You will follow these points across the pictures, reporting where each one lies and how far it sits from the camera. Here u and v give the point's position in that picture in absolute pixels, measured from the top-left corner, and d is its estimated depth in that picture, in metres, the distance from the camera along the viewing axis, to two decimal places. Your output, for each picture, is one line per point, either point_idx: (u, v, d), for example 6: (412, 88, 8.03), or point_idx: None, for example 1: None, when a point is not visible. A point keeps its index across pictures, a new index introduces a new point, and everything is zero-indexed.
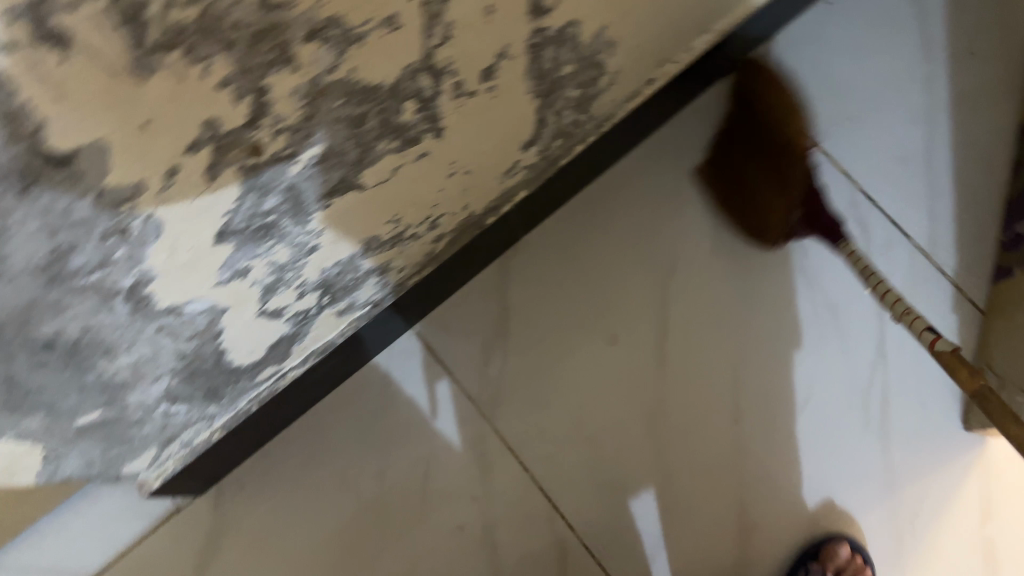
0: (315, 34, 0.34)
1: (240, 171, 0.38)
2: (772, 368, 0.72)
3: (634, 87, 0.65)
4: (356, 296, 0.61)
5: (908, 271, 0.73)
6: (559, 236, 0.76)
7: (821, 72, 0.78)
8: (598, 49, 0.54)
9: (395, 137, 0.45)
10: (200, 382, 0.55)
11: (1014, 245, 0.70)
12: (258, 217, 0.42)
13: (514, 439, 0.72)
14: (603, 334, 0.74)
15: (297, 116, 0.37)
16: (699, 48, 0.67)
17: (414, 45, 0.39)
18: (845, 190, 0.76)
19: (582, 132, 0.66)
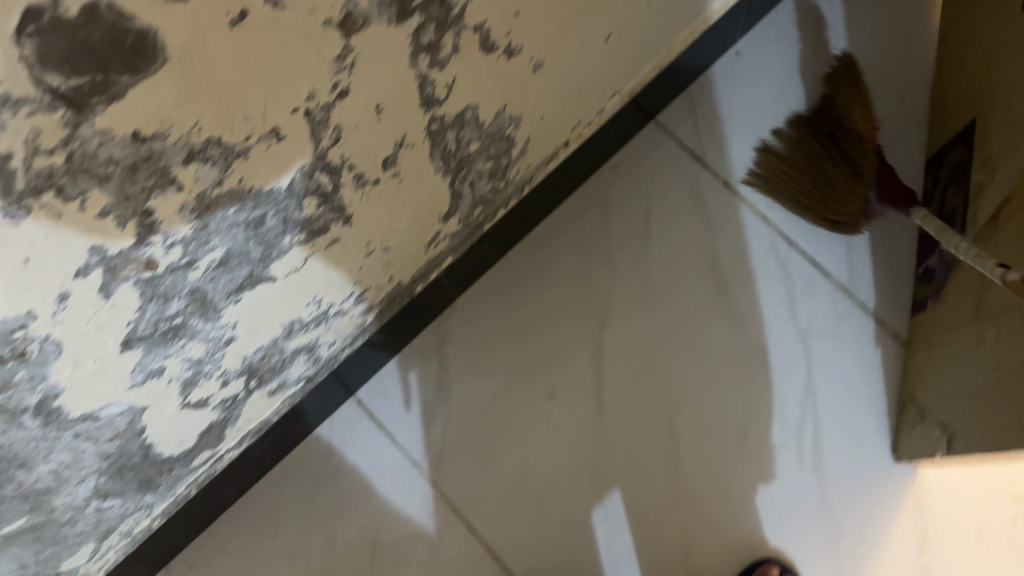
0: (193, 155, 0.35)
1: (137, 284, 0.39)
2: (708, 413, 0.73)
3: (549, 151, 0.67)
4: (286, 375, 0.61)
5: (832, 309, 0.75)
6: (493, 293, 0.76)
7: (736, 116, 0.79)
8: (502, 125, 0.57)
9: (299, 230, 0.46)
10: (129, 478, 0.56)
11: (928, 278, 0.72)
12: (164, 321, 0.43)
13: (459, 501, 0.72)
14: (540, 391, 0.74)
15: (189, 228, 0.39)
16: (610, 108, 0.69)
17: (305, 150, 0.41)
18: (764, 235, 0.77)
19: (503, 197, 0.68)
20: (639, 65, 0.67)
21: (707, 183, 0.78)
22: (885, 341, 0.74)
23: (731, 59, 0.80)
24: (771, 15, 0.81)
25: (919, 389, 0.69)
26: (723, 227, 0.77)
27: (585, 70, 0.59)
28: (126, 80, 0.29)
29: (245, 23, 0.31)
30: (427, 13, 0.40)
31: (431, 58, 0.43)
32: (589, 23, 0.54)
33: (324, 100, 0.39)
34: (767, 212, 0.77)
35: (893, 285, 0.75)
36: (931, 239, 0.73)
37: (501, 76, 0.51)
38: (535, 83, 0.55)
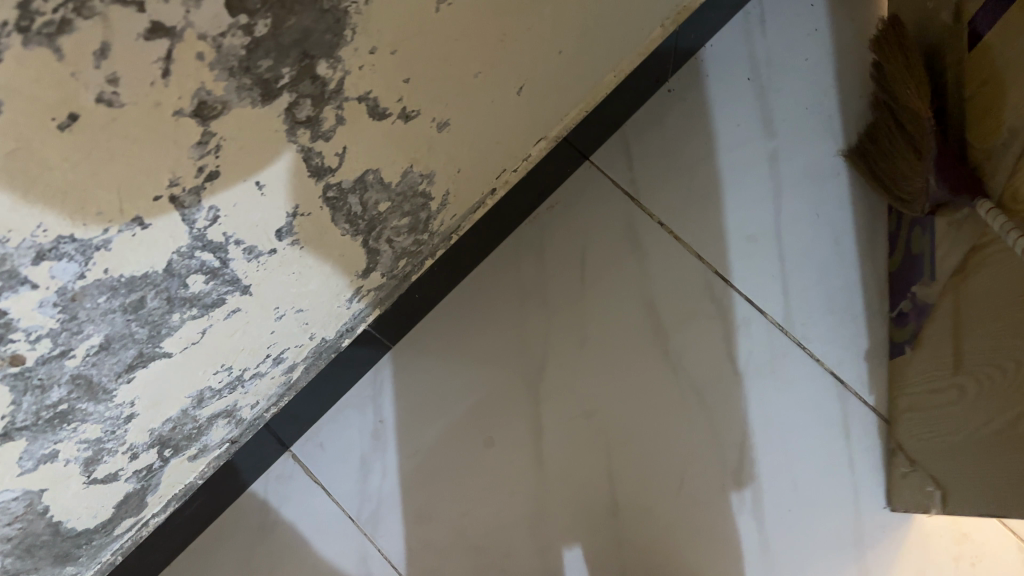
0: (44, 255, 0.34)
1: (4, 379, 0.37)
2: (647, 457, 0.72)
3: (473, 199, 0.66)
4: (206, 440, 0.60)
5: (769, 347, 0.74)
6: (430, 344, 0.76)
7: (669, 156, 0.80)
8: (412, 183, 0.56)
9: (190, 307, 0.45)
10: (40, 555, 0.53)
11: (902, 321, 0.70)
12: (47, 409, 0.42)
13: (397, 556, 0.72)
14: (478, 438, 0.74)
15: (56, 321, 0.37)
16: (537, 153, 0.68)
17: (178, 232, 0.40)
18: (698, 274, 0.77)
19: (428, 248, 0.67)
20: (564, 110, 0.66)
21: (642, 223, 0.78)
22: (825, 378, 0.73)
23: (665, 96, 0.81)
24: (704, 50, 0.81)
25: (905, 438, 0.68)
26: (657, 266, 0.77)
27: (500, 122, 0.59)
28: None
29: (79, 125, 0.30)
30: (298, 91, 0.39)
31: (313, 131, 0.42)
32: (495, 79, 0.53)
33: (192, 185, 0.38)
34: (703, 250, 0.77)
35: (830, 322, 0.74)
36: (903, 283, 0.71)
37: (401, 139, 0.50)
38: (443, 141, 0.54)
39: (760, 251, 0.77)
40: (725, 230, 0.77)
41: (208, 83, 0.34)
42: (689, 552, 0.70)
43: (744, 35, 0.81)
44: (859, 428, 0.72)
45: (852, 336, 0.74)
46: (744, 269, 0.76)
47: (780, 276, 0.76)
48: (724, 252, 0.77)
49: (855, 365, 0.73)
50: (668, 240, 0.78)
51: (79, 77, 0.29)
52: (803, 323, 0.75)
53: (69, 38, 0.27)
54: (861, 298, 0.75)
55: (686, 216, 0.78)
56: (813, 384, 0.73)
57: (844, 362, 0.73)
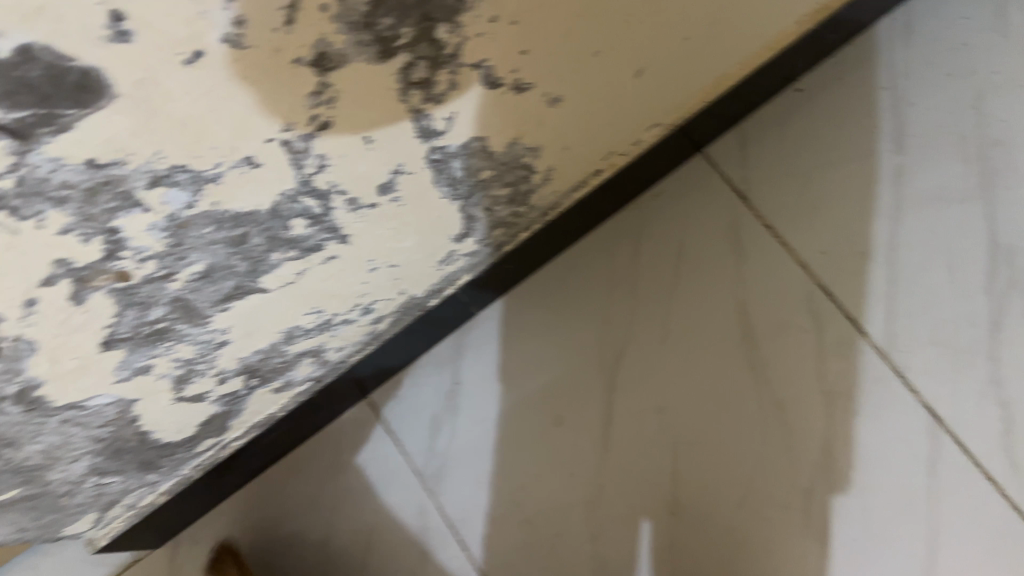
0: (159, 181, 0.36)
1: (112, 293, 0.40)
2: (717, 461, 0.71)
3: (579, 177, 0.66)
4: (291, 375, 0.62)
5: (863, 369, 0.71)
6: (513, 315, 0.77)
7: (786, 160, 0.77)
8: (518, 154, 0.56)
9: (289, 248, 0.47)
10: (127, 458, 0.57)
11: None
12: (147, 325, 0.44)
13: (455, 515, 0.73)
14: (549, 416, 0.74)
15: (164, 245, 0.39)
16: (649, 139, 0.67)
17: (286, 175, 0.41)
18: (801, 282, 0.74)
19: (526, 221, 0.67)
20: (684, 98, 0.64)
21: (748, 224, 0.76)
22: (919, 411, 0.70)
23: (794, 97, 0.79)
24: (841, 57, 0.80)
25: None
26: (756, 271, 0.75)
27: (615, 104, 0.58)
28: (74, 112, 0.30)
29: (202, 62, 0.32)
30: (415, 52, 0.39)
31: (425, 93, 0.43)
32: (617, 59, 0.52)
33: (304, 132, 0.39)
34: (809, 259, 0.74)
35: (934, 354, 0.70)
36: None
37: (511, 109, 0.50)
38: (553, 116, 0.54)
39: (868, 269, 0.73)
40: (835, 242, 0.74)
41: (329, 35, 0.35)
42: (748, 563, 0.69)
43: (886, 47, 0.80)
44: (947, 468, 0.68)
45: (954, 373, 0.70)
46: (849, 285, 0.73)
47: (887, 298, 0.73)
48: (828, 264, 0.74)
49: (953, 402, 0.69)
50: (774, 244, 0.75)
51: (206, 16, 0.30)
52: (903, 350, 0.71)
53: None
54: (969, 334, 0.71)
55: (795, 223, 0.76)
56: (906, 417, 0.70)
57: (943, 398, 0.70)
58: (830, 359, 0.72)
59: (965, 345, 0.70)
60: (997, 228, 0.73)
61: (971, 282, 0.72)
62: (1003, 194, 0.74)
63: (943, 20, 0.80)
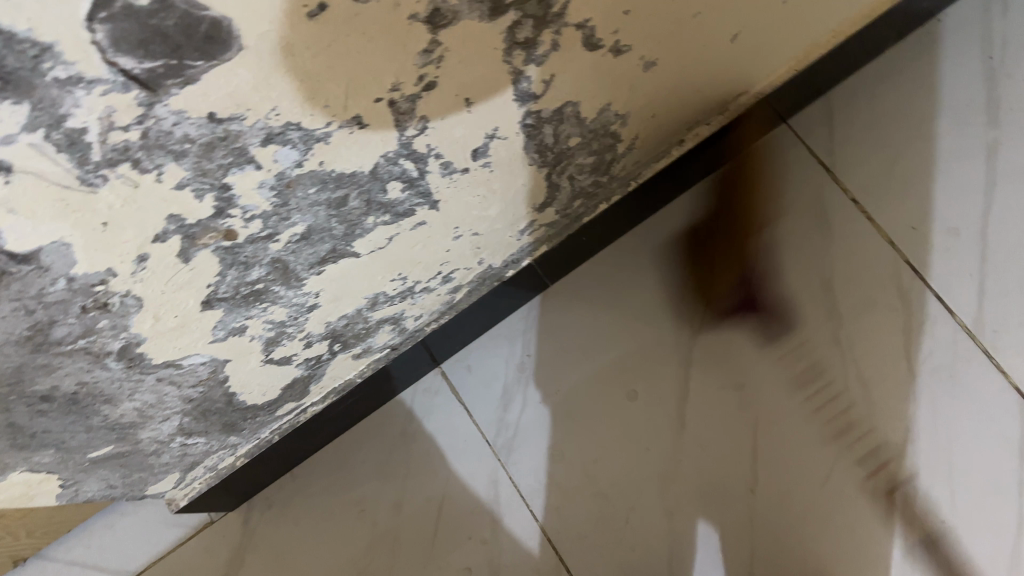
0: (272, 138, 0.36)
1: (217, 251, 0.40)
2: (796, 439, 0.70)
3: (662, 147, 0.65)
4: (371, 342, 0.63)
5: (950, 349, 0.69)
6: (586, 289, 0.76)
7: (871, 134, 0.75)
8: (607, 122, 0.55)
9: (384, 212, 0.47)
10: (212, 420, 0.58)
11: None
12: (245, 286, 0.45)
13: (526, 486, 0.73)
14: (621, 390, 0.73)
15: (270, 205, 0.40)
16: (735, 108, 0.66)
17: (389, 137, 0.41)
18: (885, 259, 0.72)
19: (606, 192, 0.66)
20: (772, 67, 0.63)
21: (831, 199, 0.74)
22: (1007, 393, 0.68)
23: (881, 68, 0.77)
24: (931, 27, 0.77)
25: None
26: (839, 247, 0.73)
27: (707, 70, 0.56)
28: (201, 65, 0.30)
29: (325, 16, 0.31)
30: (523, 11, 0.39)
31: (528, 55, 0.42)
32: (715, 23, 0.51)
33: (410, 93, 0.39)
34: (893, 236, 0.72)
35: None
36: None
37: (607, 73, 0.49)
38: (646, 82, 0.53)
39: (956, 248, 0.71)
40: (922, 219, 0.72)
41: None
42: (827, 542, 0.67)
43: (979, 16, 0.77)
44: None
45: None
46: (936, 263, 0.71)
47: (976, 277, 0.70)
48: (915, 241, 0.72)
49: None
50: (858, 220, 0.73)
51: None
52: (993, 330, 0.69)
53: None
54: None
55: (881, 199, 0.73)
56: (992, 400, 0.68)
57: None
58: (915, 340, 0.70)
59: None
60: None
61: None
62: None
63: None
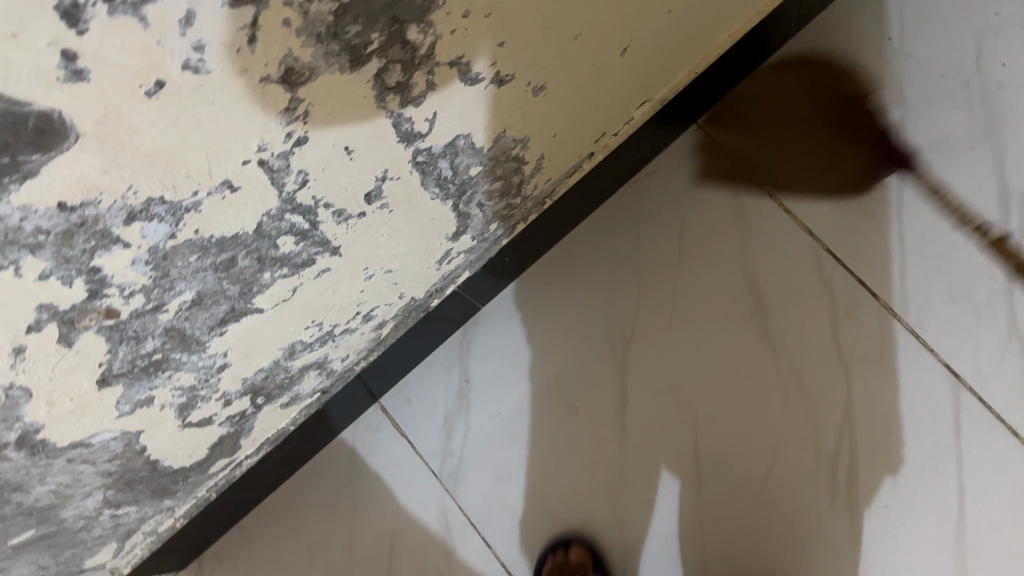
0: (135, 215, 0.35)
1: (101, 331, 0.39)
2: (735, 435, 0.70)
3: (572, 162, 0.64)
4: (298, 389, 0.62)
5: (876, 331, 0.69)
6: (518, 308, 0.76)
7: (780, 129, 0.76)
8: (506, 148, 0.55)
9: (281, 266, 0.46)
10: (139, 488, 0.56)
11: None
12: (142, 358, 0.44)
13: (475, 513, 0.72)
14: (563, 405, 0.73)
15: (149, 278, 0.39)
16: (640, 116, 0.66)
17: (266, 195, 0.40)
18: (807, 249, 0.72)
19: (522, 212, 0.66)
20: (670, 72, 0.63)
21: (748, 192, 0.74)
22: (937, 369, 0.67)
23: (785, 61, 0.77)
24: (827, 15, 0.77)
25: None
26: (761, 238, 0.73)
27: (600, 85, 0.56)
28: (37, 158, 0.29)
29: (166, 92, 0.31)
30: (388, 56, 0.38)
31: (403, 98, 0.42)
32: (598, 41, 0.51)
33: (280, 150, 0.38)
34: (813, 225, 0.72)
35: (948, 309, 0.67)
36: None
37: (490, 102, 0.48)
38: (538, 105, 0.52)
39: (873, 231, 0.71)
40: (839, 206, 0.72)
41: (296, 50, 0.34)
42: (776, 535, 0.68)
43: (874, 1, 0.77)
44: (969, 423, 0.66)
45: (971, 330, 0.67)
46: (856, 247, 0.71)
47: (895, 257, 0.70)
48: (832, 228, 0.72)
49: (973, 357, 0.66)
50: (777, 214, 0.73)
51: (164, 45, 0.29)
52: (918, 305, 0.68)
53: (155, 6, 0.27)
54: (982, 288, 0.67)
55: (795, 189, 0.74)
56: (922, 376, 0.67)
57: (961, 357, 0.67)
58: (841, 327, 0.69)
59: (980, 299, 0.67)
60: (1007, 174, 0.69)
61: (981, 233, 0.69)
62: (1011, 139, 0.70)
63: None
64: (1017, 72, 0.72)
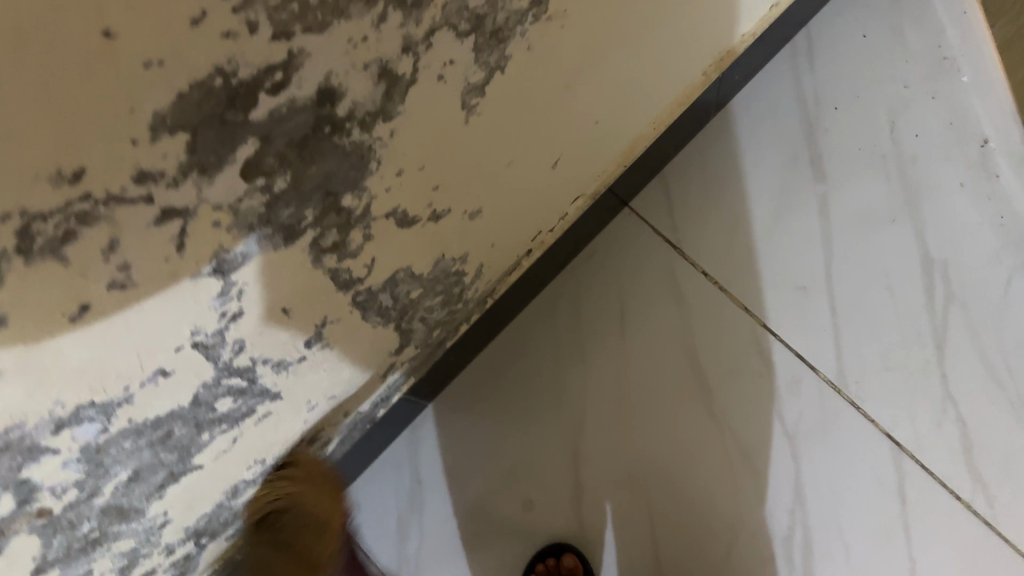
0: (64, 424, 0.33)
1: (33, 531, 0.37)
2: (691, 519, 0.68)
3: (511, 261, 0.63)
4: (243, 520, 0.59)
5: (819, 406, 0.68)
6: (462, 403, 0.72)
7: (710, 202, 0.73)
8: (445, 267, 0.54)
9: (219, 424, 0.44)
10: None
11: None
12: (78, 540, 0.41)
13: None
14: (517, 499, 0.70)
15: (81, 472, 0.36)
16: (574, 212, 0.66)
17: (203, 370, 0.38)
18: (744, 326, 0.70)
19: (463, 315, 0.64)
20: (599, 168, 0.63)
21: (683, 272, 0.72)
22: (879, 440, 0.66)
23: (711, 131, 0.74)
24: (749, 83, 0.75)
25: None
26: (699, 317, 0.71)
27: (533, 195, 0.56)
28: None
29: (91, 313, 0.29)
30: (323, 224, 0.37)
31: (340, 255, 0.40)
32: (529, 161, 0.51)
33: (215, 329, 0.36)
34: (749, 301, 0.70)
35: (885, 380, 0.67)
36: None
37: (426, 236, 0.47)
38: (475, 227, 0.52)
39: (808, 305, 0.69)
40: (772, 279, 0.70)
41: (228, 243, 0.32)
42: None
43: (791, 65, 0.74)
44: (915, 494, 0.65)
45: (910, 402, 0.67)
46: (794, 322, 0.69)
47: (831, 331, 0.69)
48: (768, 304, 0.70)
49: (911, 424, 0.66)
50: (713, 292, 0.71)
51: (89, 274, 0.27)
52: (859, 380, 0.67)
53: (75, 245, 0.26)
54: (920, 359, 0.67)
55: (728, 264, 0.71)
56: (866, 449, 0.66)
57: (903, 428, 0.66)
58: (783, 404, 0.68)
59: (919, 371, 0.67)
60: (928, 244, 0.69)
61: (913, 304, 0.68)
62: (929, 210, 0.70)
63: (847, 27, 0.74)
64: (929, 145, 0.71)
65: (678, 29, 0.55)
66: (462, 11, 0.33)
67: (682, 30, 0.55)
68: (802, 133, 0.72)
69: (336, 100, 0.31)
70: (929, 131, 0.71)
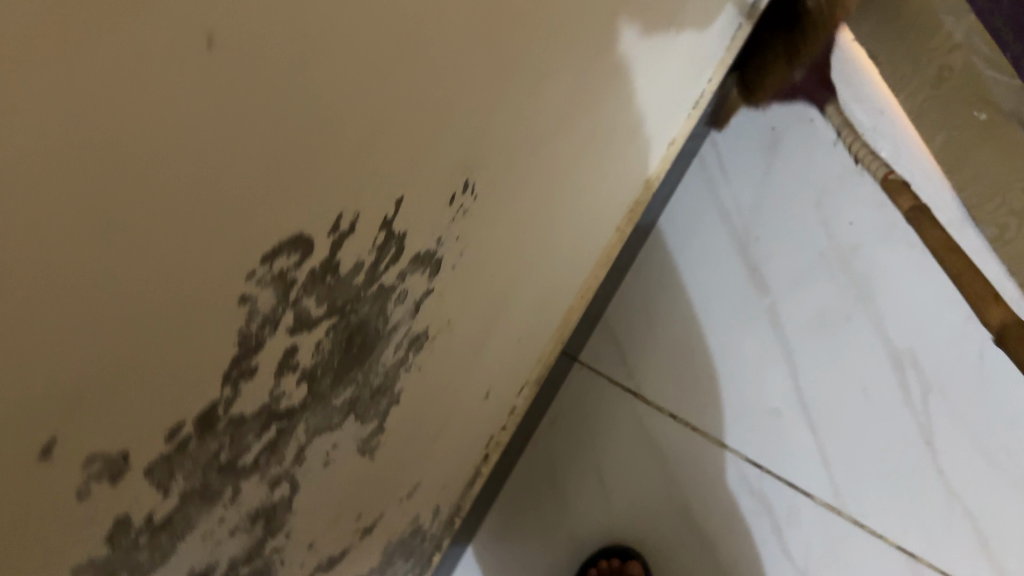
0: None
1: None
2: None
3: (469, 474, 0.59)
4: None
5: (824, 534, 0.64)
6: None
7: (661, 340, 0.70)
8: (398, 540, 0.48)
9: None
10: None
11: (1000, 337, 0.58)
12: None
13: None
14: None
15: None
16: (523, 401, 0.62)
17: None
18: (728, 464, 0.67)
19: (434, 544, 0.58)
20: (535, 356, 0.60)
21: (650, 419, 0.69)
22: (892, 553, 0.63)
23: (642, 266, 0.72)
24: (668, 205, 0.72)
25: None
26: (677, 467, 0.67)
27: (473, 428, 0.52)
28: None
29: None
30: None
31: None
32: (456, 416, 0.47)
33: None
34: (727, 437, 0.67)
35: (882, 491, 0.64)
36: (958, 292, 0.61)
37: (371, 543, 0.43)
38: (417, 496, 0.48)
39: (786, 432, 0.66)
40: (743, 411, 0.67)
41: None
42: None
43: (707, 185, 0.72)
44: None
45: (917, 509, 0.63)
46: (774, 446, 0.66)
47: (814, 452, 0.65)
48: (747, 436, 0.67)
49: (921, 532, 0.63)
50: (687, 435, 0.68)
51: None
52: (858, 496, 0.64)
53: None
54: (918, 458, 0.64)
55: (692, 403, 0.68)
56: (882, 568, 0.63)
57: (914, 534, 0.63)
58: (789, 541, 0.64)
59: (918, 472, 0.63)
60: (890, 336, 0.66)
61: (893, 403, 0.65)
62: (883, 299, 0.67)
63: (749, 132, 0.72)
64: (865, 234, 0.68)
65: (576, 224, 0.52)
66: (330, 413, 0.29)
67: (581, 219, 0.53)
68: (735, 251, 0.70)
69: (208, 575, 0.27)
70: (864, 219, 0.68)
